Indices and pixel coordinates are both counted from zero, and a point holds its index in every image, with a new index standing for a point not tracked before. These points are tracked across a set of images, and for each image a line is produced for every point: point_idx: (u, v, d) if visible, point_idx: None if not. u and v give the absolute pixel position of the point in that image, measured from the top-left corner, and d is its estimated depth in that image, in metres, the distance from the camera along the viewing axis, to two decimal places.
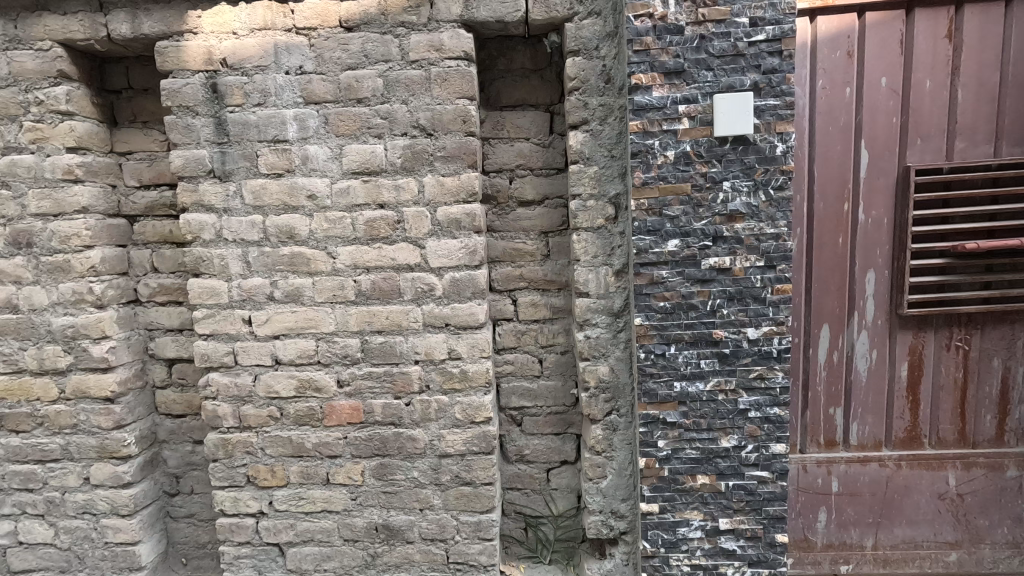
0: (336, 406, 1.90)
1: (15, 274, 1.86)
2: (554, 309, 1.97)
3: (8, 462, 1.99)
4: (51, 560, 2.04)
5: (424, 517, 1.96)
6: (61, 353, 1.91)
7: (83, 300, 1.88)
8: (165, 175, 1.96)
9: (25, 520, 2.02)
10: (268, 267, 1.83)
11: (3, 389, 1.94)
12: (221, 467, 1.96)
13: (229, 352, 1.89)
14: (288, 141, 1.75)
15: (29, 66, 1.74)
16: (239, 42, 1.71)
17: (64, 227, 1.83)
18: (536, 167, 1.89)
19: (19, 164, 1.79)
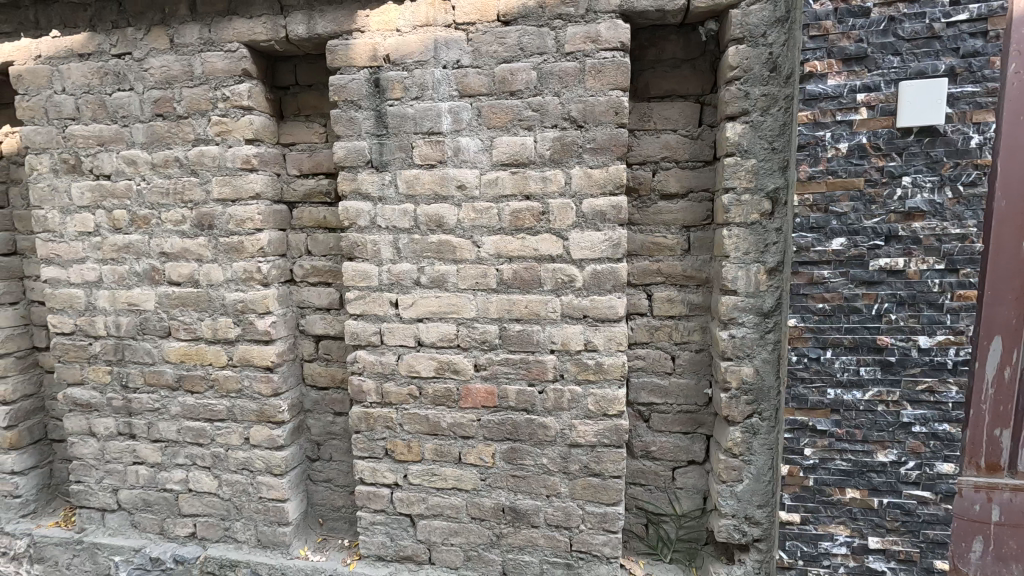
0: (472, 389, 1.97)
1: (198, 253, 2.09)
2: (692, 306, 1.92)
3: (183, 419, 2.25)
4: (214, 507, 2.29)
5: (550, 504, 2.00)
6: (232, 324, 2.12)
7: (252, 278, 2.07)
8: (322, 165, 2.11)
9: (195, 470, 2.29)
10: (416, 254, 1.92)
11: (184, 353, 2.19)
12: (363, 438, 2.10)
13: (376, 332, 2.00)
14: (441, 133, 1.82)
15: (219, 65, 1.94)
16: (402, 38, 1.80)
17: (240, 212, 2.03)
18: (682, 160, 1.85)
19: (206, 154, 2.00)
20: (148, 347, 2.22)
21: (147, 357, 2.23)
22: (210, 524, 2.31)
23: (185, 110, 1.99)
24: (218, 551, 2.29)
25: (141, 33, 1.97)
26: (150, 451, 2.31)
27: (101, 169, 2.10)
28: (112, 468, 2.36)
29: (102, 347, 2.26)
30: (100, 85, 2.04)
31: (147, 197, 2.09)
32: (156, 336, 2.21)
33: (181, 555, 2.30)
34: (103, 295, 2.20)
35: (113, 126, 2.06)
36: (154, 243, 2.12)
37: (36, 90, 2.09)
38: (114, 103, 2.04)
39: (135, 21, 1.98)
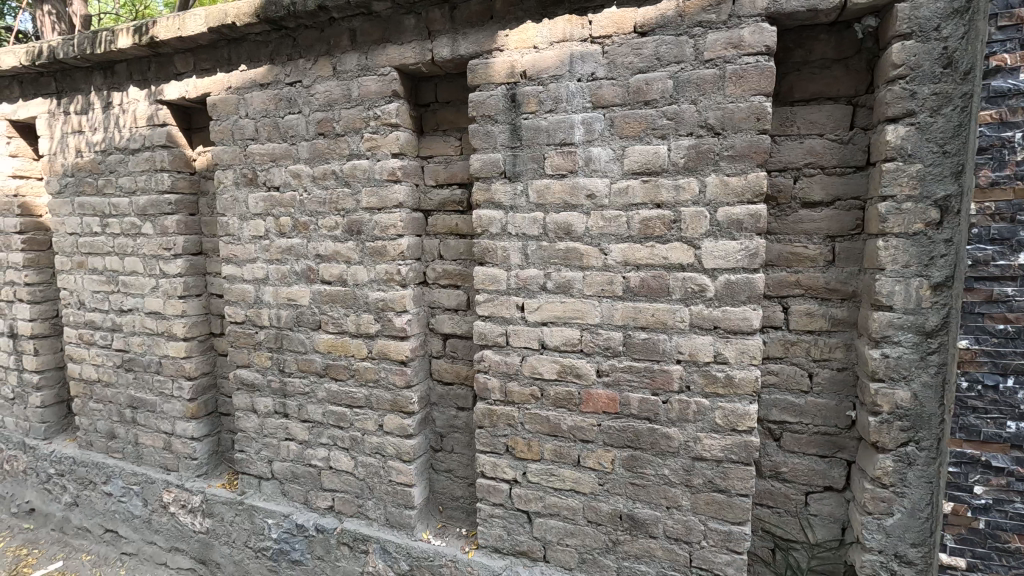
0: (594, 394, 2.00)
1: (348, 255, 2.33)
2: (835, 321, 1.80)
3: (327, 403, 2.50)
4: (350, 486, 2.52)
5: (670, 516, 1.97)
6: (373, 321, 2.34)
7: (392, 279, 2.28)
8: (457, 176, 2.27)
9: (335, 450, 2.53)
10: (544, 259, 1.99)
11: (331, 344, 2.45)
12: (486, 434, 2.20)
13: (502, 333, 2.10)
14: (574, 144, 1.88)
15: (373, 88, 2.16)
16: (539, 55, 1.89)
17: (385, 219, 2.24)
18: (829, 165, 1.74)
19: (359, 167, 2.24)
20: (302, 337, 2.51)
21: (300, 346, 2.52)
22: (346, 500, 2.54)
23: (343, 129, 2.25)
24: (352, 525, 2.52)
25: (310, 64, 2.26)
26: (299, 429, 2.59)
27: (272, 181, 2.42)
28: (268, 442, 2.69)
29: (266, 335, 2.59)
30: (276, 109, 2.36)
31: (308, 206, 2.37)
32: (309, 328, 2.49)
33: (321, 525, 2.57)
34: (268, 291, 2.53)
35: (283, 144, 2.37)
36: (312, 247, 2.40)
37: (226, 116, 2.47)
38: (286, 125, 2.35)
39: (305, 53, 2.27)
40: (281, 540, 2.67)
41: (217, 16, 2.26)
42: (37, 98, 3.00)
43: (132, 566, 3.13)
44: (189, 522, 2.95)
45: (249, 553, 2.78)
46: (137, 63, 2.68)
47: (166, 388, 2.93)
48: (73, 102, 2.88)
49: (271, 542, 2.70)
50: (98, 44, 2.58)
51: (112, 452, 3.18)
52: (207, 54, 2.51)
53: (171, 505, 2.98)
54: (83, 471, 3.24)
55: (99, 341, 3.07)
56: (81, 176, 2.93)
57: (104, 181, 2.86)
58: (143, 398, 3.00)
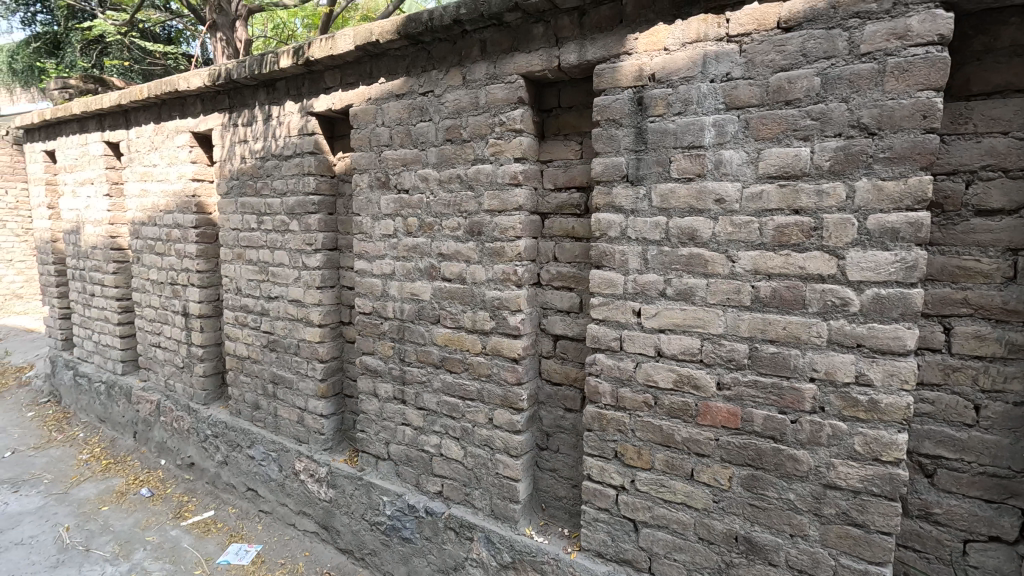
0: (712, 407, 1.92)
1: (468, 255, 2.45)
2: (1013, 347, 1.56)
3: (442, 393, 2.65)
4: (458, 474, 2.65)
5: (794, 544, 1.83)
6: (488, 318, 2.44)
7: (509, 279, 2.36)
8: (575, 180, 2.29)
9: (446, 439, 2.67)
10: (664, 265, 1.95)
11: (449, 338, 2.59)
12: (595, 437, 2.20)
13: (616, 338, 2.08)
14: (703, 147, 1.82)
15: (500, 96, 2.26)
16: (670, 56, 1.86)
17: (505, 221, 2.32)
18: (1014, 168, 1.52)
19: (483, 172, 2.35)
20: (422, 330, 2.68)
21: (420, 338, 2.69)
22: (454, 487, 2.67)
23: (470, 135, 2.37)
24: (459, 511, 2.65)
25: (442, 74, 2.42)
26: (415, 416, 2.76)
27: (403, 184, 2.62)
28: (386, 424, 2.90)
29: (390, 326, 2.80)
30: (409, 118, 2.55)
31: (434, 208, 2.53)
32: (429, 322, 2.65)
33: (431, 508, 2.73)
34: (394, 285, 2.74)
35: (414, 150, 2.56)
36: (435, 246, 2.56)
37: (365, 125, 2.72)
38: (417, 132, 2.53)
39: (438, 64, 2.43)
40: (394, 517, 2.88)
41: (364, 34, 2.49)
42: (213, 113, 3.52)
43: (267, 524, 3.55)
44: (315, 491, 3.27)
45: (365, 525, 3.03)
46: (293, 80, 3.04)
47: (302, 368, 3.29)
48: (241, 115, 3.34)
49: (385, 517, 2.92)
50: (264, 65, 2.96)
51: (255, 421, 3.63)
52: (352, 70, 2.77)
53: (301, 473, 3.33)
54: (232, 436, 3.73)
55: (250, 323, 3.52)
56: (243, 180, 3.38)
57: (262, 184, 3.28)
58: (283, 375, 3.39)
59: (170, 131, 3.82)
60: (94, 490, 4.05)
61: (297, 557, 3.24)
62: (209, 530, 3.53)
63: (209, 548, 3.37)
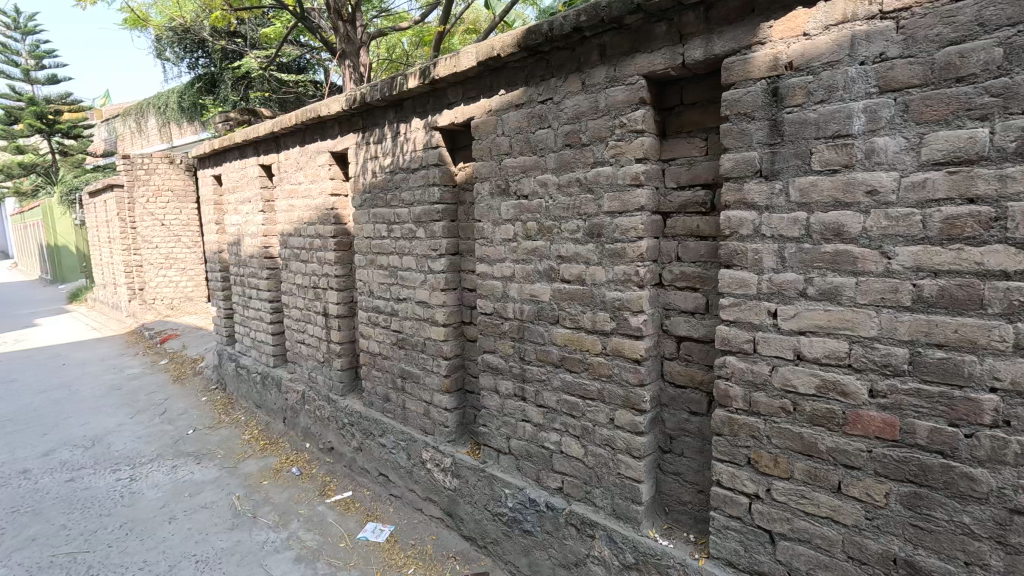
0: (864, 416, 1.77)
1: (587, 257, 2.49)
2: None
3: (561, 392, 2.72)
4: (579, 472, 2.69)
5: (969, 573, 1.64)
6: (609, 319, 2.46)
7: (630, 280, 2.36)
8: (701, 177, 2.25)
9: (566, 437, 2.73)
10: (805, 263, 1.83)
11: (568, 338, 2.64)
12: (725, 442, 2.12)
13: (749, 340, 2.00)
14: (851, 135, 1.70)
15: (620, 98, 2.28)
16: (810, 42, 1.76)
17: (626, 222, 2.33)
18: None
19: (603, 174, 2.38)
20: (541, 330, 2.76)
21: (540, 338, 2.77)
22: (574, 484, 2.72)
23: (589, 139, 2.41)
24: (579, 508, 2.69)
25: (561, 81, 2.49)
26: (535, 413, 2.85)
27: (522, 190, 2.72)
28: (507, 420, 3.02)
29: (510, 326, 2.91)
30: (528, 126, 2.65)
31: (553, 212, 2.60)
32: (548, 322, 2.73)
33: (552, 503, 2.81)
34: (514, 287, 2.85)
35: (533, 156, 2.65)
36: (554, 248, 2.63)
37: (486, 135, 2.86)
38: (537, 139, 2.62)
39: (557, 72, 2.51)
40: (515, 509, 3.00)
41: (486, 50, 2.64)
42: (349, 134, 3.92)
43: (397, 507, 3.87)
44: (440, 479, 3.51)
45: (487, 515, 3.19)
46: (419, 98, 3.30)
47: (428, 365, 3.54)
48: (373, 134, 3.68)
49: (506, 509, 3.05)
50: (394, 87, 3.24)
51: (386, 412, 3.97)
52: (473, 85, 2.95)
53: (427, 462, 3.59)
54: (366, 424, 4.12)
55: (381, 323, 3.86)
56: (375, 192, 3.72)
57: (391, 195, 3.59)
58: (411, 371, 3.67)
59: (313, 152, 4.31)
60: (256, 466, 4.70)
61: (426, 540, 3.50)
62: (349, 508, 3.93)
63: (350, 524, 3.76)
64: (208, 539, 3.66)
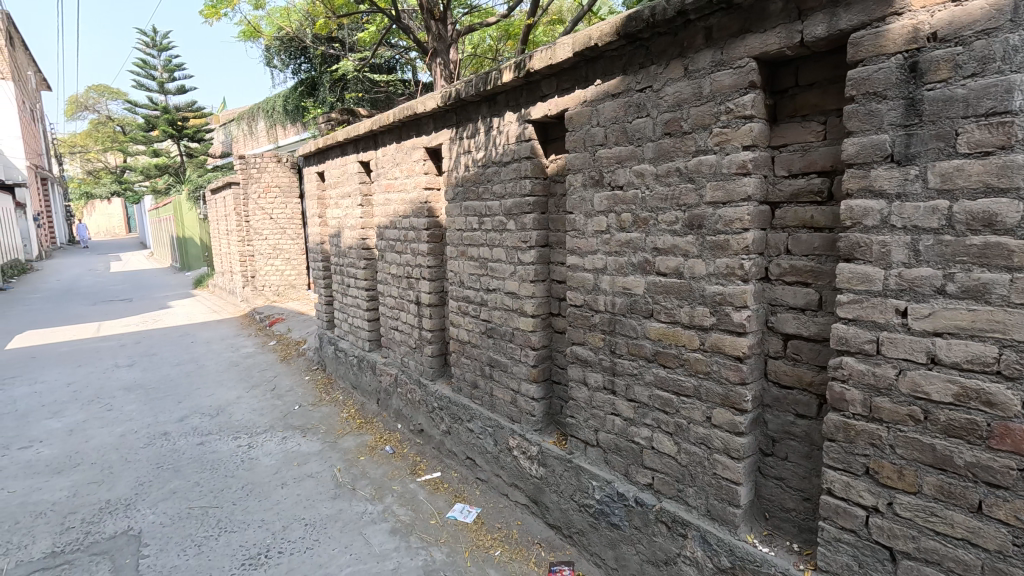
0: (1014, 430, 1.59)
1: (686, 249, 2.42)
2: None
3: (654, 387, 2.66)
4: (671, 469, 2.63)
5: None
6: (708, 314, 2.37)
7: (733, 274, 2.26)
8: (817, 164, 2.10)
9: (658, 433, 2.67)
10: (943, 256, 1.66)
11: (662, 332, 2.58)
12: (838, 448, 1.97)
13: (871, 340, 1.83)
14: (1010, 112, 1.52)
15: (727, 82, 2.18)
16: (961, 8, 1.59)
17: (731, 213, 2.23)
18: None
19: (705, 163, 2.29)
20: (634, 323, 2.72)
21: (632, 331, 2.73)
22: (666, 481, 2.67)
23: (691, 127, 2.33)
24: (671, 506, 2.64)
25: (662, 68, 2.42)
26: (626, 407, 2.82)
27: (617, 181, 2.68)
28: (595, 413, 3.01)
29: (600, 318, 2.88)
30: (625, 115, 2.61)
31: (649, 203, 2.54)
32: (641, 316, 2.68)
33: (641, 498, 2.77)
34: (605, 280, 2.81)
35: (630, 146, 2.60)
36: (650, 240, 2.57)
37: (580, 127, 2.84)
38: (634, 128, 2.57)
39: (657, 58, 2.44)
40: (602, 502, 2.99)
41: (583, 40, 2.62)
42: (443, 129, 4.07)
43: (483, 490, 4.01)
44: (527, 467, 3.58)
45: (573, 505, 3.22)
46: (512, 92, 3.35)
47: (516, 354, 3.61)
48: (466, 129, 3.79)
49: (594, 501, 3.05)
50: (489, 82, 3.31)
51: (474, 399, 4.11)
52: (568, 76, 2.94)
53: (514, 449, 3.68)
54: (455, 409, 4.28)
55: (471, 312, 3.99)
56: (467, 186, 3.84)
57: (483, 188, 3.68)
58: (499, 359, 3.77)
59: (408, 148, 4.53)
60: (353, 442, 5.06)
61: (511, 524, 3.59)
62: (438, 488, 4.13)
63: (440, 503, 3.95)
64: (315, 506, 4.01)
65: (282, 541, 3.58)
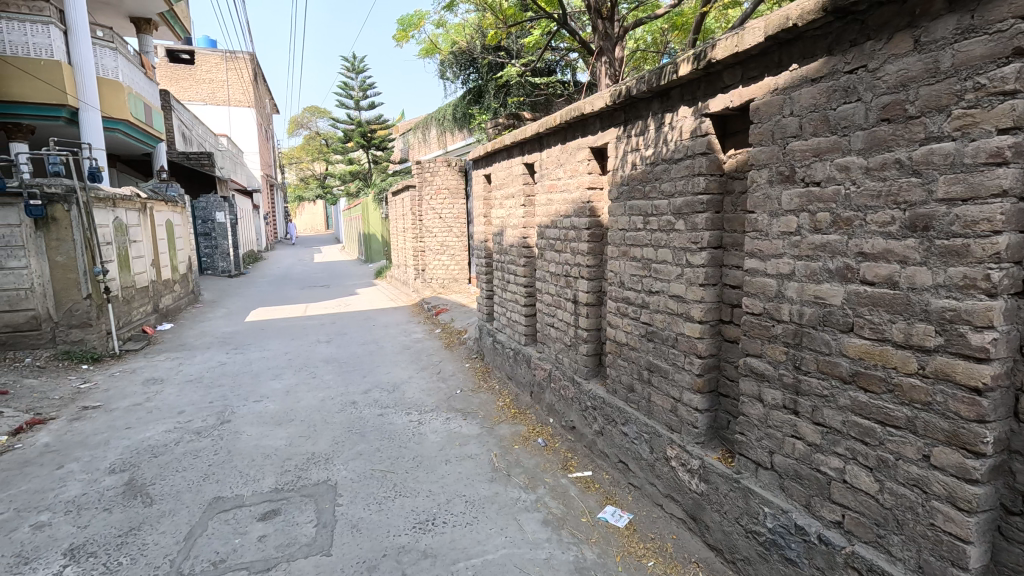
0: None
1: (903, 255, 2.05)
2: None
3: (850, 413, 2.31)
4: (869, 510, 2.27)
5: None
6: (932, 333, 1.99)
7: (972, 286, 1.86)
8: None
9: (853, 465, 2.32)
10: None
11: (865, 351, 2.23)
12: None
13: None
14: None
15: (979, 52, 1.80)
16: None
17: (974, 212, 1.84)
18: None
19: (938, 152, 1.93)
20: (826, 338, 2.39)
21: (824, 347, 2.40)
22: (861, 523, 2.31)
23: (919, 110, 1.97)
24: (866, 552, 2.28)
25: (881, 44, 2.08)
26: (811, 431, 2.50)
27: (813, 177, 2.38)
28: (771, 433, 2.71)
29: (784, 330, 2.59)
30: (828, 102, 2.30)
31: (856, 200, 2.21)
32: (837, 330, 2.34)
33: (826, 537, 2.43)
34: (792, 287, 2.51)
35: (833, 137, 2.29)
36: (854, 243, 2.23)
37: (768, 118, 2.58)
38: (839, 116, 2.26)
39: (876, 33, 2.10)
40: (775, 532, 2.69)
41: (778, 21, 2.37)
42: (611, 128, 4.04)
43: (636, 497, 3.91)
44: (686, 480, 3.39)
45: (739, 529, 2.96)
46: (688, 86, 3.18)
47: (679, 361, 3.44)
48: (635, 127, 3.71)
49: (765, 529, 2.76)
50: (663, 76, 3.19)
51: (630, 402, 4.02)
52: (756, 63, 2.71)
53: (672, 459, 3.51)
54: (609, 411, 4.24)
55: (631, 314, 3.90)
56: (633, 185, 3.75)
57: (651, 187, 3.57)
58: (659, 365, 3.63)
59: (573, 149, 4.59)
60: (509, 430, 5.33)
61: (666, 537, 3.45)
62: (589, 487, 4.14)
63: (591, 503, 3.95)
64: (474, 485, 4.31)
65: (446, 512, 3.93)
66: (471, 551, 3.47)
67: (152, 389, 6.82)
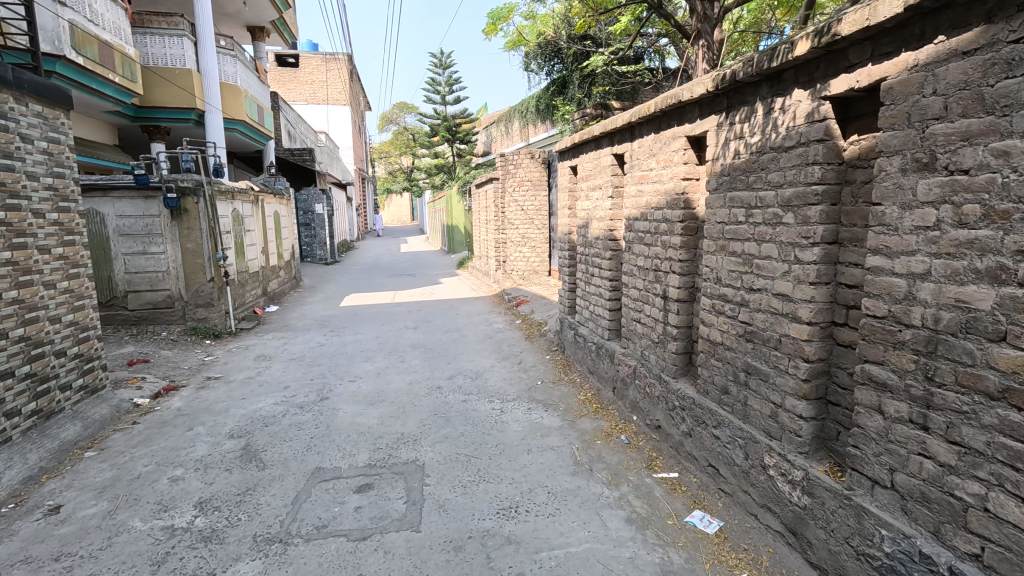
0: None
1: None
2: None
3: (998, 433, 2.05)
4: (1017, 545, 2.02)
5: None
6: None
7: None
8: None
9: (999, 493, 2.06)
10: None
11: (1020, 363, 1.96)
12: None
13: None
14: None
15: None
16: None
17: None
18: None
19: None
20: (969, 347, 2.11)
21: (966, 357, 2.13)
22: (1005, 558, 2.06)
23: None
24: None
25: None
26: (943, 450, 2.23)
27: (959, 164, 2.10)
28: (892, 449, 2.45)
29: (913, 336, 2.31)
30: (984, 77, 2.02)
31: (1016, 190, 1.93)
32: (984, 338, 2.07)
33: (959, 569, 2.18)
34: (927, 288, 2.24)
35: (988, 118, 2.01)
36: (1011, 240, 1.96)
37: (903, 98, 2.31)
38: (997, 93, 1.97)
39: None
40: (894, 558, 2.44)
41: None
42: (711, 115, 3.83)
43: (727, 503, 3.72)
44: (786, 491, 3.17)
45: (848, 550, 2.72)
46: (803, 66, 2.93)
47: (782, 364, 3.21)
48: (739, 113, 3.49)
49: (880, 554, 2.51)
50: (775, 57, 2.95)
51: (723, 405, 3.82)
52: (890, 37, 2.43)
53: (770, 468, 3.29)
54: (699, 412, 4.06)
55: (728, 312, 3.70)
56: (735, 175, 3.53)
57: (755, 177, 3.33)
58: (758, 367, 3.41)
59: (668, 137, 4.41)
60: (590, 425, 5.28)
61: (761, 549, 3.25)
62: (676, 489, 4.01)
63: (678, 506, 3.82)
64: (556, 477, 4.32)
65: (529, 501, 3.98)
66: (554, 542, 3.49)
67: (262, 365, 7.53)
